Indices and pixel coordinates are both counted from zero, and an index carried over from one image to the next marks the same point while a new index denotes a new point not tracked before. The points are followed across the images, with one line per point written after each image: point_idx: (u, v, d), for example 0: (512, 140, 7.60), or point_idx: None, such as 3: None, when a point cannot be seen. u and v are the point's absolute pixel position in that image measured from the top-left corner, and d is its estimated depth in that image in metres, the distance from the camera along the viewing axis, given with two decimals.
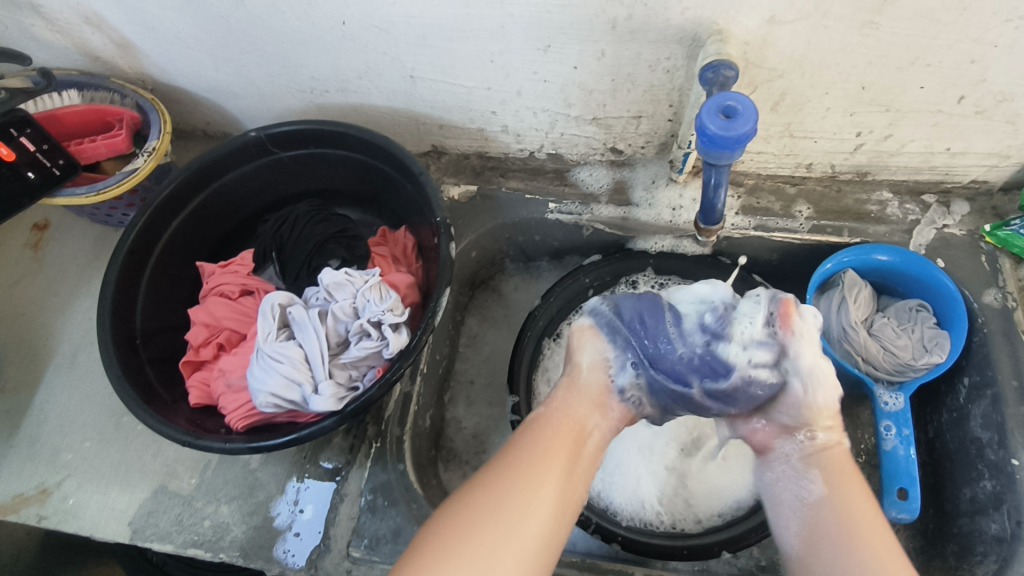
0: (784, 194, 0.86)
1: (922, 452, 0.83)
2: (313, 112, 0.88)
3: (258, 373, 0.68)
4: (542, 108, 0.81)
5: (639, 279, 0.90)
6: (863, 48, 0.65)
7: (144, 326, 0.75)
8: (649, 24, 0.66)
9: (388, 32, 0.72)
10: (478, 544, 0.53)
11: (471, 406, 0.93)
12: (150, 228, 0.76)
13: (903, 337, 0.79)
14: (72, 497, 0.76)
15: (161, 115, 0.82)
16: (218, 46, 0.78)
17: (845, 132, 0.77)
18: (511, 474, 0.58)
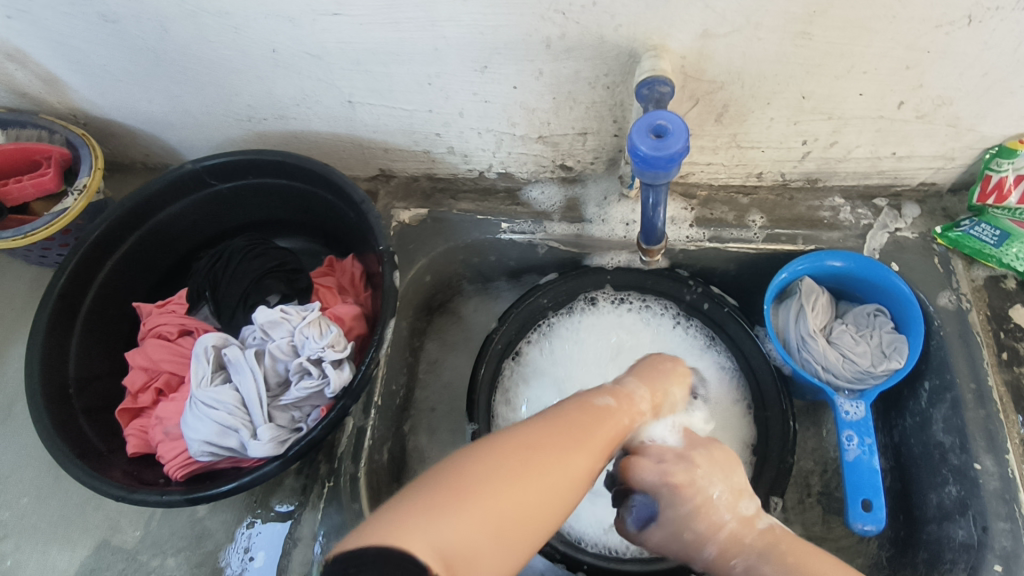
0: (737, 204, 0.85)
1: (888, 458, 0.82)
2: (254, 140, 0.86)
3: (193, 421, 0.65)
4: (486, 128, 0.79)
5: (597, 295, 0.89)
6: (798, 58, 0.64)
7: (78, 373, 0.71)
8: (583, 42, 0.64)
9: (321, 59, 0.70)
10: (481, 517, 0.47)
11: (434, 434, 0.91)
12: (81, 271, 0.73)
13: (862, 344, 0.78)
14: (8, 558, 0.73)
15: (92, 150, 0.79)
16: (148, 79, 0.76)
17: (791, 140, 0.76)
18: (551, 453, 0.52)
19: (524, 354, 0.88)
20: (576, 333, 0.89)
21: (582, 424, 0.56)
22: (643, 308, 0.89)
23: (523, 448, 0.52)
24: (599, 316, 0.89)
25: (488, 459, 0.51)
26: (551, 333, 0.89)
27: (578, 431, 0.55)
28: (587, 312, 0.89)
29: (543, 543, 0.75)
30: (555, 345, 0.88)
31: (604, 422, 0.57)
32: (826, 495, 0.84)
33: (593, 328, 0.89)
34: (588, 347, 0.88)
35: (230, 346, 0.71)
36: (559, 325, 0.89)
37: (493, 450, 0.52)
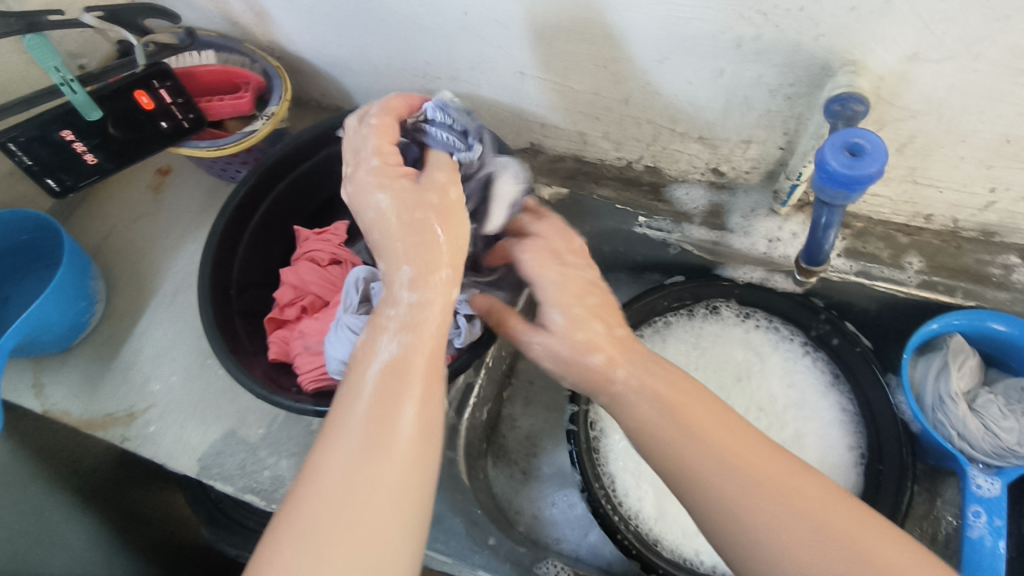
0: (895, 242, 0.80)
1: (1012, 546, 0.75)
2: (422, 96, 0.90)
3: (335, 342, 0.70)
4: (647, 120, 0.79)
5: (721, 305, 0.89)
6: (1014, 98, 0.59)
7: (239, 278, 0.79)
8: (776, 47, 0.63)
9: (507, 27, 0.72)
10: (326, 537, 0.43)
11: (529, 406, 0.94)
12: (258, 188, 0.81)
13: (1010, 419, 0.72)
14: (152, 425, 0.82)
15: (283, 82, 0.86)
16: (345, 24, 0.82)
17: (977, 186, 0.70)
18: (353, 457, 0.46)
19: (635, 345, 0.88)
20: (692, 339, 0.89)
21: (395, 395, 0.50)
22: (769, 327, 0.87)
23: (366, 431, 0.48)
24: (720, 327, 0.89)
25: (347, 442, 0.47)
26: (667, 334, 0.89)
27: (404, 368, 0.51)
28: (707, 320, 0.90)
29: (622, 536, 0.74)
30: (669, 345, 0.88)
31: (409, 365, 0.52)
32: None
33: (710, 337, 0.89)
34: (702, 354, 0.88)
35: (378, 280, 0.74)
36: (676, 327, 0.90)
37: (351, 436, 0.48)
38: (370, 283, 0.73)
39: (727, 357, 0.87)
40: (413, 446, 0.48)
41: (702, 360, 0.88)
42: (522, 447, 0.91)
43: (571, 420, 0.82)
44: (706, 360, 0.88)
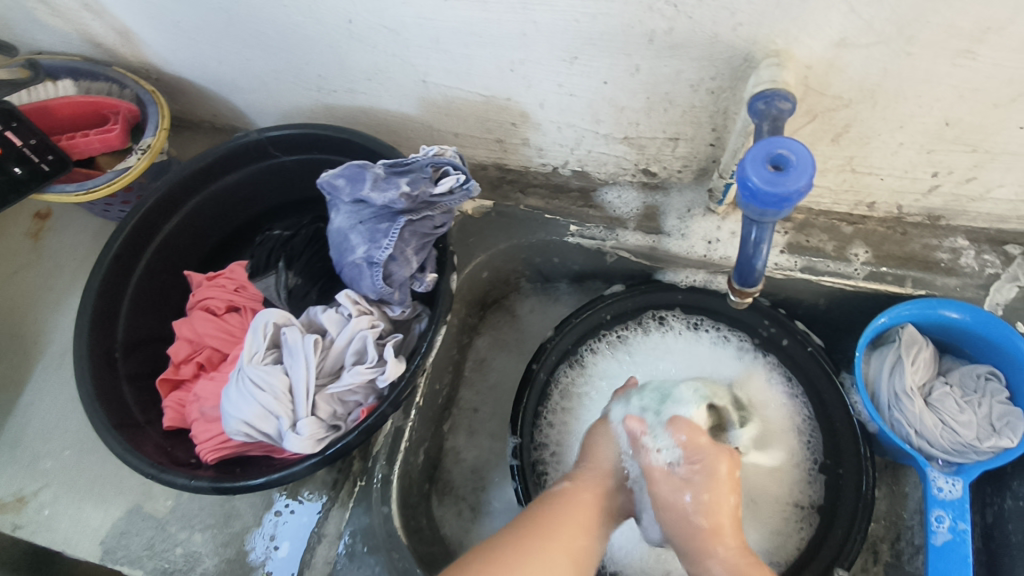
0: (839, 233, 0.75)
1: (976, 538, 0.73)
2: (321, 111, 0.81)
3: (234, 398, 0.59)
4: (567, 123, 0.72)
5: (667, 316, 0.82)
6: (953, 79, 0.54)
7: (126, 337, 0.70)
8: (692, 40, 0.56)
9: (398, 33, 0.64)
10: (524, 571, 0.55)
11: (473, 436, 0.86)
12: (140, 232, 0.71)
13: (968, 412, 0.68)
14: (47, 508, 0.74)
15: (159, 109, 0.77)
16: (220, 39, 0.72)
17: (919, 171, 0.66)
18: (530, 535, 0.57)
19: (589, 360, 0.82)
20: (649, 355, 0.81)
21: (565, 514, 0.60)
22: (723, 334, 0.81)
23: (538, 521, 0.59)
24: (676, 338, 0.82)
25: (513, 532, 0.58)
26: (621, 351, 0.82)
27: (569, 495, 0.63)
28: (664, 335, 0.82)
29: None
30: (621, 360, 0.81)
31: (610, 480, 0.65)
32: (895, 566, 0.76)
33: (665, 350, 0.81)
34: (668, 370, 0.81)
35: (292, 325, 0.63)
36: (626, 340, 0.82)
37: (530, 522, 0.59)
38: (283, 328, 0.62)
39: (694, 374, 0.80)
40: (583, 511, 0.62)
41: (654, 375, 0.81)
42: (469, 481, 0.84)
43: (514, 455, 0.76)
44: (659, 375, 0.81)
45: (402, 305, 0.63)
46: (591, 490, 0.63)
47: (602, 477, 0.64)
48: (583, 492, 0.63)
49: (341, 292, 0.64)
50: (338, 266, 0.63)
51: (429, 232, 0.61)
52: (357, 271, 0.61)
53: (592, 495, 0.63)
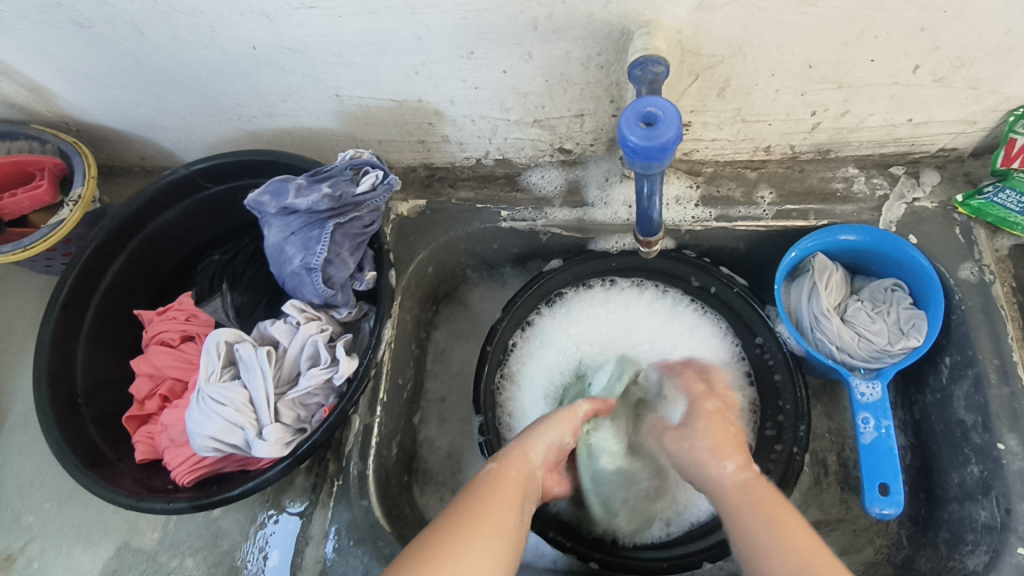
0: (745, 179, 0.81)
1: (908, 434, 0.80)
2: (246, 139, 0.84)
3: (197, 416, 0.61)
4: (479, 115, 0.76)
5: (618, 280, 0.87)
6: (804, 25, 0.60)
7: (87, 382, 0.72)
8: (571, 21, 0.61)
9: (302, 53, 0.68)
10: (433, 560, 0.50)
11: (444, 424, 0.90)
12: (83, 280, 0.73)
13: (878, 322, 0.75)
14: (36, 561, 0.76)
15: (83, 159, 0.80)
16: (132, 82, 0.75)
17: (800, 112, 0.72)
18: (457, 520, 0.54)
19: (539, 329, 0.86)
20: (592, 313, 0.86)
21: (496, 488, 0.59)
22: (664, 294, 0.86)
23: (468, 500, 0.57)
24: (622, 301, 0.86)
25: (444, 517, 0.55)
26: (566, 317, 0.86)
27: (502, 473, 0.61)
28: (608, 294, 0.87)
29: (554, 533, 0.75)
30: (570, 327, 0.86)
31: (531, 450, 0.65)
32: (844, 474, 0.83)
33: (615, 314, 0.86)
34: (605, 325, 0.86)
35: (243, 342, 0.66)
36: (574, 305, 0.86)
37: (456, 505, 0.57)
38: (235, 345, 0.65)
39: (629, 326, 0.86)
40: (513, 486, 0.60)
41: (609, 342, 0.85)
42: (446, 467, 0.88)
43: (480, 432, 0.81)
44: (613, 342, 0.85)
45: (347, 305, 0.67)
46: (519, 469, 0.62)
47: (532, 458, 0.64)
48: (508, 472, 0.62)
49: (286, 303, 0.67)
50: (280, 279, 0.66)
51: (358, 231, 0.65)
52: (298, 281, 0.65)
53: (519, 474, 0.62)
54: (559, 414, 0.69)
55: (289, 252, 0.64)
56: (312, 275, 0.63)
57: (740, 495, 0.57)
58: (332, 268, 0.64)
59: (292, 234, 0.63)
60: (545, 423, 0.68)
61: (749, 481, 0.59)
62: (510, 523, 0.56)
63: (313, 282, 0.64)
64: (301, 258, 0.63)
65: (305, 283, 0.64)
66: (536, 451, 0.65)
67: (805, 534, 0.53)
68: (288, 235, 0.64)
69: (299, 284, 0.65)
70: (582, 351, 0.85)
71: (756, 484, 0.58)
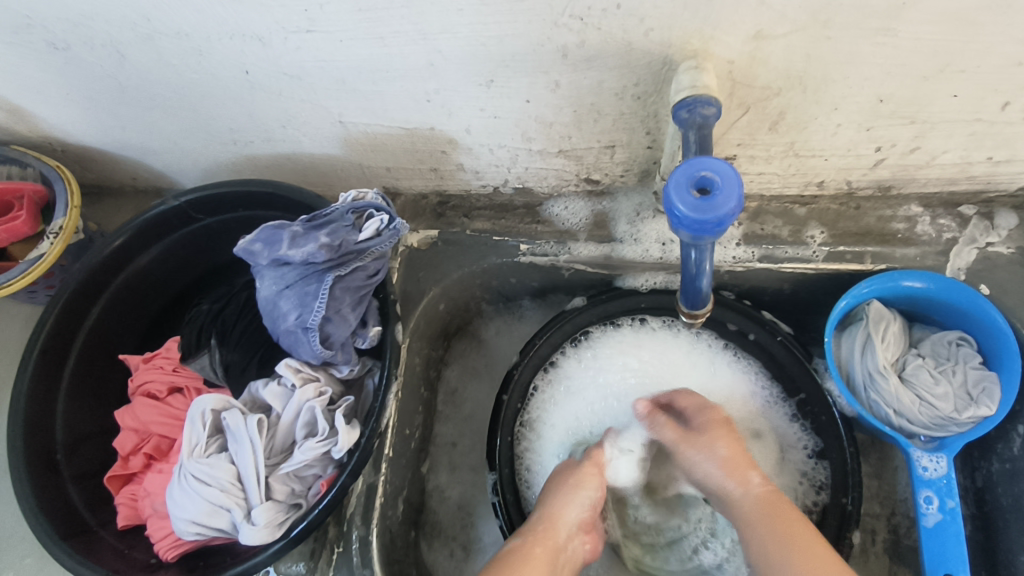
0: (793, 216, 0.73)
1: (969, 504, 0.72)
2: (244, 164, 0.77)
3: (180, 497, 0.55)
4: (498, 144, 0.69)
5: (649, 317, 0.79)
6: (877, 58, 0.51)
7: (67, 435, 0.66)
8: (606, 49, 0.53)
9: (301, 79, 0.60)
10: None
11: (454, 472, 0.84)
12: (65, 322, 0.66)
13: (943, 384, 0.66)
14: None
15: (67, 185, 0.73)
16: (117, 105, 0.68)
17: (862, 148, 0.63)
18: None
19: (561, 371, 0.79)
20: (621, 353, 0.78)
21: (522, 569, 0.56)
22: (698, 335, 0.78)
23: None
24: (657, 342, 0.78)
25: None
26: (593, 354, 0.79)
27: (526, 553, 0.58)
28: (639, 334, 0.79)
29: None
30: (598, 365, 0.78)
31: (557, 521, 0.61)
32: (894, 543, 0.75)
33: (650, 357, 0.78)
34: (637, 370, 0.78)
35: (231, 409, 0.59)
36: (603, 343, 0.79)
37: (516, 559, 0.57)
38: (221, 413, 0.59)
39: (664, 372, 0.78)
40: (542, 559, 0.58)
41: (644, 385, 0.77)
42: (456, 520, 0.82)
43: (494, 491, 0.74)
44: (647, 392, 0.77)
45: (348, 363, 0.60)
46: (545, 545, 0.59)
47: (563, 527, 0.61)
48: (536, 546, 0.59)
49: (281, 362, 0.60)
50: (274, 335, 0.59)
51: (361, 284, 0.58)
52: (294, 342, 0.57)
53: (546, 549, 0.59)
54: (575, 474, 0.65)
55: (282, 308, 0.57)
56: (308, 335, 0.56)
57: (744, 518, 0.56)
58: (330, 326, 0.57)
59: (285, 289, 0.57)
60: (573, 481, 0.65)
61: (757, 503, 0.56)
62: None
63: (310, 342, 0.56)
64: (296, 316, 0.56)
65: (300, 343, 0.57)
66: (568, 517, 0.62)
67: (820, 550, 0.53)
68: (281, 289, 0.57)
69: (295, 343, 0.58)
70: (612, 393, 0.77)
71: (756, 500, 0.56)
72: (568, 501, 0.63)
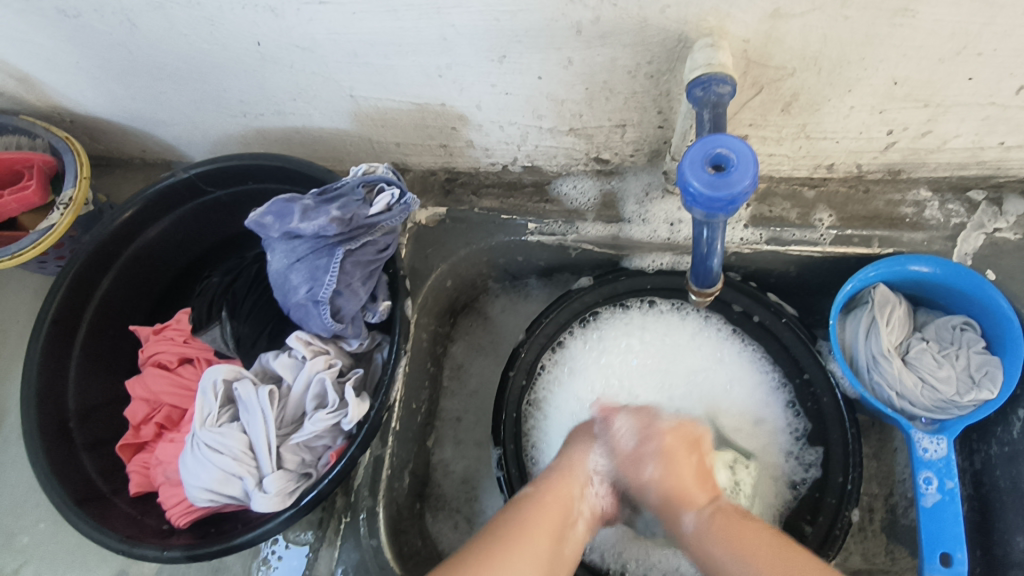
0: (802, 199, 0.73)
1: (967, 485, 0.73)
2: (252, 137, 0.77)
3: (192, 465, 0.56)
4: (508, 121, 0.68)
5: (657, 299, 0.80)
6: (895, 39, 0.51)
7: (79, 404, 0.67)
8: (621, 26, 0.53)
9: (312, 51, 0.60)
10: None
11: (459, 447, 0.85)
12: (76, 292, 0.67)
13: (946, 368, 0.67)
14: None
15: (77, 156, 0.74)
16: (127, 76, 0.68)
17: (874, 131, 0.63)
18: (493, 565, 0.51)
19: (566, 349, 0.80)
20: (626, 335, 0.79)
21: (536, 517, 0.56)
22: (705, 321, 0.79)
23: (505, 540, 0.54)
24: (663, 325, 0.80)
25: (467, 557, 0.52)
26: (598, 336, 0.80)
27: (539, 504, 0.58)
28: (646, 317, 0.80)
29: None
30: (602, 347, 0.79)
31: (573, 467, 0.61)
32: (890, 522, 0.77)
33: (655, 340, 0.79)
34: (641, 352, 0.79)
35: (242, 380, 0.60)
36: (609, 324, 0.80)
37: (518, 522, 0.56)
38: (233, 384, 0.59)
39: (668, 354, 0.79)
40: (552, 506, 0.58)
41: (648, 367, 0.79)
42: (460, 493, 0.83)
43: (499, 466, 0.75)
44: (650, 373, 0.79)
45: (358, 337, 0.60)
46: (559, 493, 0.59)
47: (578, 478, 0.61)
48: (547, 495, 0.59)
49: (290, 334, 0.60)
50: (284, 308, 0.60)
51: (370, 258, 0.58)
52: (305, 315, 0.58)
53: (559, 498, 0.59)
54: (593, 430, 0.65)
55: (292, 283, 0.57)
56: (320, 309, 0.57)
57: (703, 538, 0.56)
58: (341, 300, 0.57)
59: (294, 263, 0.57)
60: (586, 438, 0.64)
61: (709, 516, 0.57)
62: (545, 557, 0.54)
63: (321, 316, 0.57)
64: (307, 290, 0.57)
65: (310, 316, 0.58)
66: (585, 465, 0.62)
67: (766, 538, 0.54)
68: (291, 263, 0.57)
69: (305, 316, 0.58)
70: (615, 374, 0.79)
71: (713, 516, 0.57)
72: (584, 450, 0.63)
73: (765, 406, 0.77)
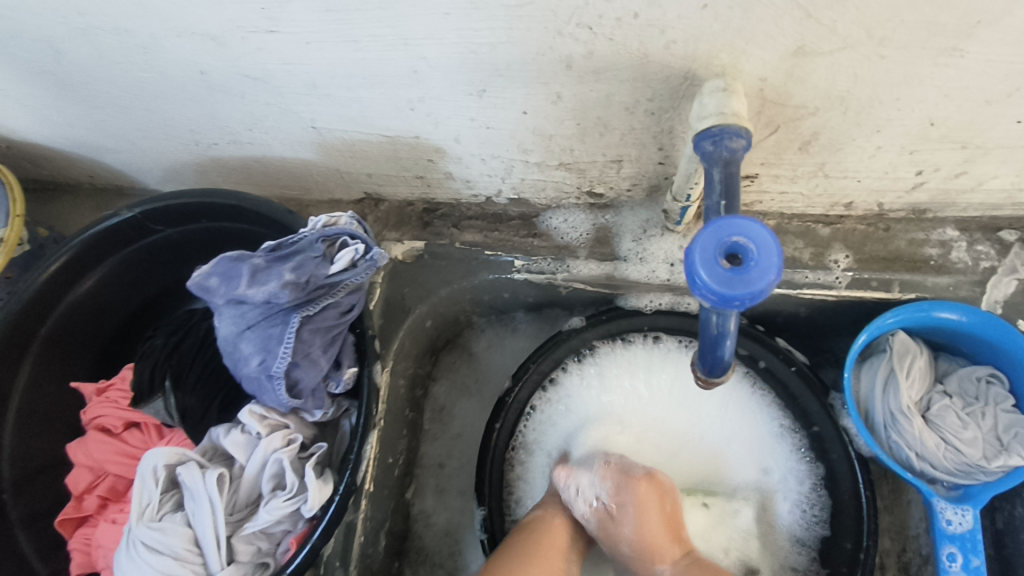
0: (815, 237, 0.66)
1: (988, 547, 0.67)
2: (209, 165, 0.69)
3: (129, 566, 0.50)
4: (490, 155, 0.61)
5: (662, 334, 0.71)
6: (936, 79, 0.44)
7: (14, 472, 0.60)
8: (617, 62, 0.45)
9: (266, 82, 0.53)
10: None
11: (441, 497, 0.79)
12: (10, 346, 0.60)
13: (971, 428, 0.61)
14: None
15: (11, 190, 0.66)
16: (61, 102, 0.60)
17: (901, 170, 0.56)
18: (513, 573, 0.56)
19: (560, 389, 0.73)
20: (629, 372, 0.72)
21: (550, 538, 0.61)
22: None
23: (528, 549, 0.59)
24: (672, 363, 0.71)
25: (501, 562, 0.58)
26: (597, 372, 0.72)
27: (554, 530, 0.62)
28: (651, 354, 0.72)
29: None
30: (602, 382, 0.72)
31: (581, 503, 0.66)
32: None
33: (662, 378, 0.72)
34: (648, 391, 0.72)
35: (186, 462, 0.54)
36: (609, 361, 0.72)
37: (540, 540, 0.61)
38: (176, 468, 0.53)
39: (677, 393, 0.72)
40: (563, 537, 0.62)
41: (652, 404, 0.72)
42: (443, 546, 0.77)
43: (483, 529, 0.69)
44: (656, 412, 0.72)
45: (320, 407, 0.54)
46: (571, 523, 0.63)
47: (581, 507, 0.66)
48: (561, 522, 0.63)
49: (245, 408, 0.54)
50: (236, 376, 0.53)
51: (331, 324, 0.51)
52: (257, 387, 0.51)
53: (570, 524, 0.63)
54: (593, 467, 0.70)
55: (243, 352, 0.51)
56: (274, 382, 0.50)
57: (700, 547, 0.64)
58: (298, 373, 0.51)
59: (244, 331, 0.50)
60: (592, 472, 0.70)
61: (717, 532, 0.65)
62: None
63: (275, 390, 0.50)
64: (260, 362, 0.50)
65: (264, 388, 0.51)
66: None
67: None
68: (241, 331, 0.50)
69: (258, 387, 0.51)
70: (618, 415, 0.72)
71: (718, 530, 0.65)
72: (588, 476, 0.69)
73: (779, 452, 0.70)
